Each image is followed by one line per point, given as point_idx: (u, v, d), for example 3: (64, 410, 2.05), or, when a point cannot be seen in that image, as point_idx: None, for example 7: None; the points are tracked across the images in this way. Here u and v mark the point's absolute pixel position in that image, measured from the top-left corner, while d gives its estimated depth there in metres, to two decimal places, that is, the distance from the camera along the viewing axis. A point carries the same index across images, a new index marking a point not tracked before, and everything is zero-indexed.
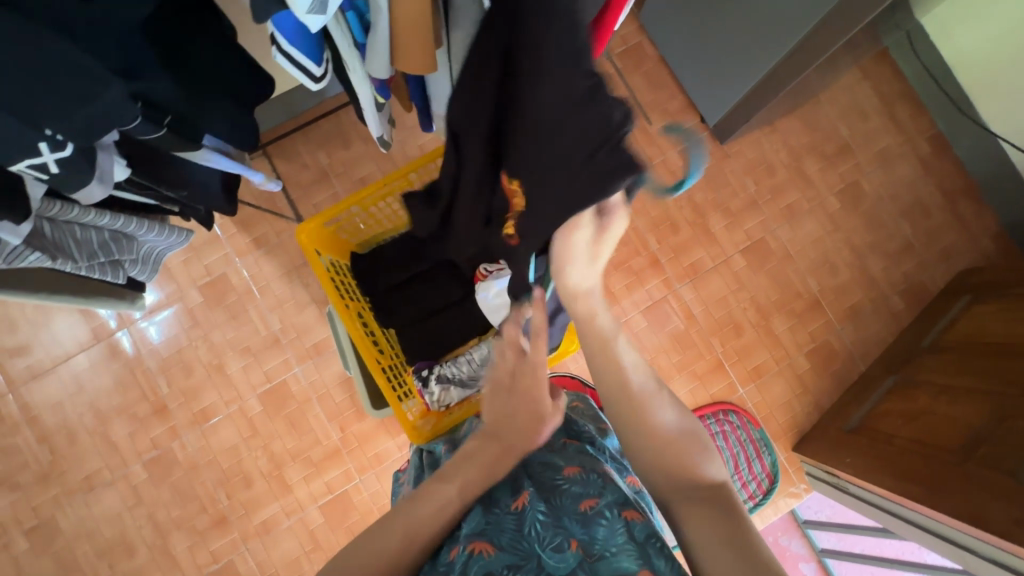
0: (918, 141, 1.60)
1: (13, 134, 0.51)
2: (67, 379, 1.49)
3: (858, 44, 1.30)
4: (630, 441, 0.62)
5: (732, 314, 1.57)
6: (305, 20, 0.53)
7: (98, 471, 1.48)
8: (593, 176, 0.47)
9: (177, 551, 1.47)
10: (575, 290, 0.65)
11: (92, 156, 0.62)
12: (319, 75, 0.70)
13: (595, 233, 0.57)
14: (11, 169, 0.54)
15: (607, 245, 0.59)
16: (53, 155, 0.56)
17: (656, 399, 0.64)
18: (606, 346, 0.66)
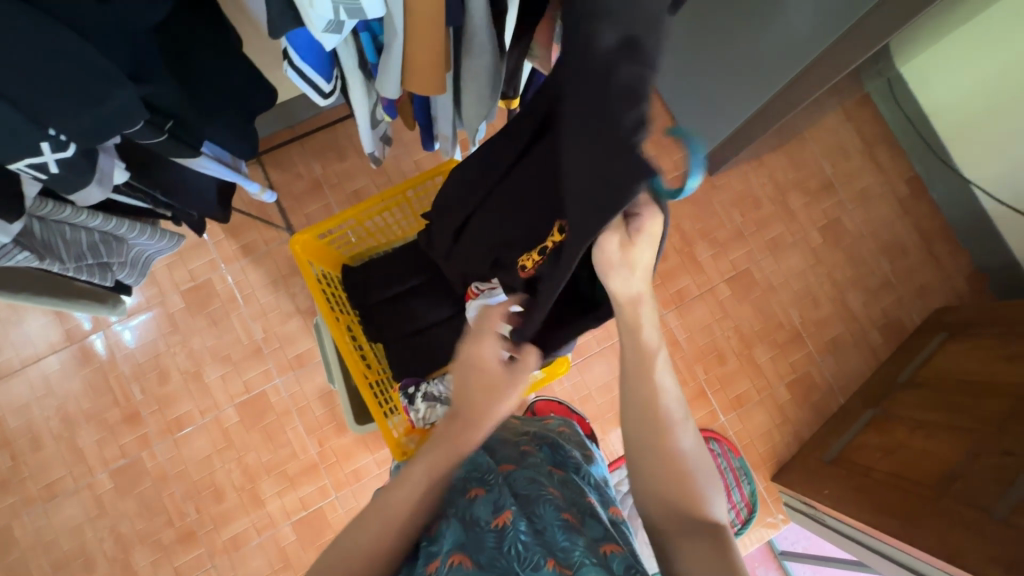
0: (897, 183, 1.67)
1: (15, 133, 0.50)
2: (35, 381, 1.44)
3: (844, 87, 1.36)
4: (646, 461, 0.62)
5: (716, 342, 1.59)
6: (321, 38, 0.54)
7: (60, 479, 1.42)
8: (606, 189, 0.43)
9: (139, 567, 1.40)
10: (621, 298, 0.60)
11: (94, 158, 0.61)
12: (328, 91, 0.71)
13: (625, 238, 0.53)
14: (10, 167, 0.53)
15: (642, 249, 0.55)
16: (54, 155, 0.54)
17: (681, 427, 0.62)
18: (644, 362, 0.62)
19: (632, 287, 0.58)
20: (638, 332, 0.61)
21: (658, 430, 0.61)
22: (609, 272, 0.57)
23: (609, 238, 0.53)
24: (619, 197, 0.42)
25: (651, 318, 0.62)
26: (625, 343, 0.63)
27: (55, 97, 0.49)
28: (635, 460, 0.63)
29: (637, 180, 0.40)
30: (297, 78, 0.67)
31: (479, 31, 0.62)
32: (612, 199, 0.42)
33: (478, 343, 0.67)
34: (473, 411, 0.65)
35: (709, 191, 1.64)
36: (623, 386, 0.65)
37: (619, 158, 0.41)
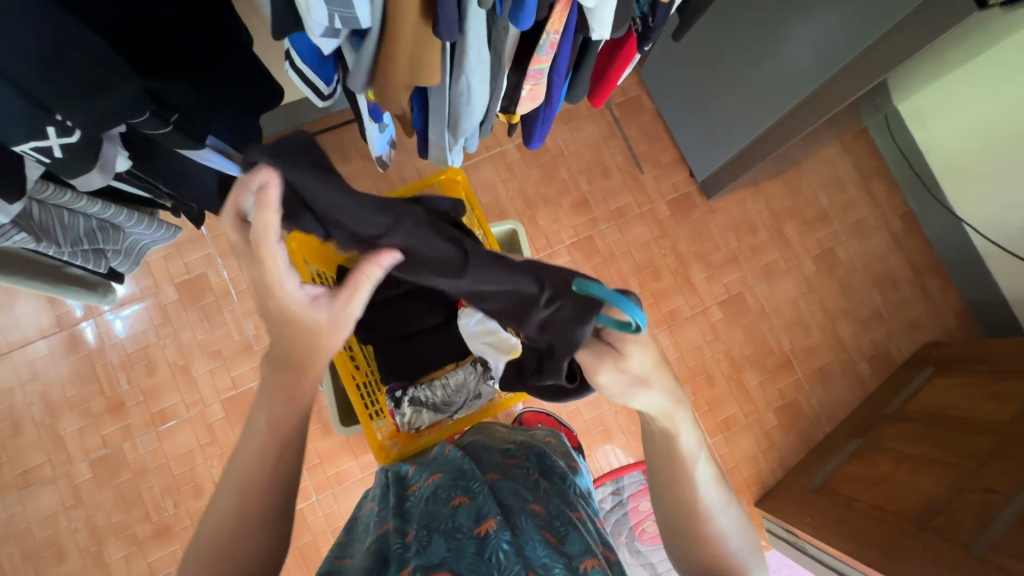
0: (891, 217, 1.69)
1: (23, 116, 0.50)
2: (20, 366, 1.43)
3: (841, 120, 1.38)
4: (687, 549, 0.64)
5: (706, 364, 1.60)
6: (317, 42, 0.55)
7: (38, 466, 1.40)
8: (563, 332, 0.56)
9: (112, 560, 1.38)
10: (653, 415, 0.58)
11: (97, 146, 0.61)
12: (326, 94, 0.72)
13: (616, 367, 0.54)
14: (14, 148, 0.54)
15: (638, 356, 0.54)
16: (59, 139, 0.55)
17: (721, 513, 0.63)
18: (679, 462, 0.61)
19: (661, 405, 0.56)
20: (674, 444, 0.60)
21: (693, 518, 0.62)
22: (621, 395, 0.55)
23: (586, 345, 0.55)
24: (579, 329, 0.54)
25: (688, 422, 0.60)
26: (654, 447, 0.62)
27: (62, 83, 0.50)
28: (680, 545, 0.65)
29: (587, 320, 0.54)
30: (295, 77, 0.69)
31: (474, 50, 0.60)
32: (578, 331, 0.54)
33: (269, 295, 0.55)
34: (296, 357, 0.57)
35: (706, 215, 1.66)
36: (656, 479, 0.64)
37: (547, 302, 0.57)
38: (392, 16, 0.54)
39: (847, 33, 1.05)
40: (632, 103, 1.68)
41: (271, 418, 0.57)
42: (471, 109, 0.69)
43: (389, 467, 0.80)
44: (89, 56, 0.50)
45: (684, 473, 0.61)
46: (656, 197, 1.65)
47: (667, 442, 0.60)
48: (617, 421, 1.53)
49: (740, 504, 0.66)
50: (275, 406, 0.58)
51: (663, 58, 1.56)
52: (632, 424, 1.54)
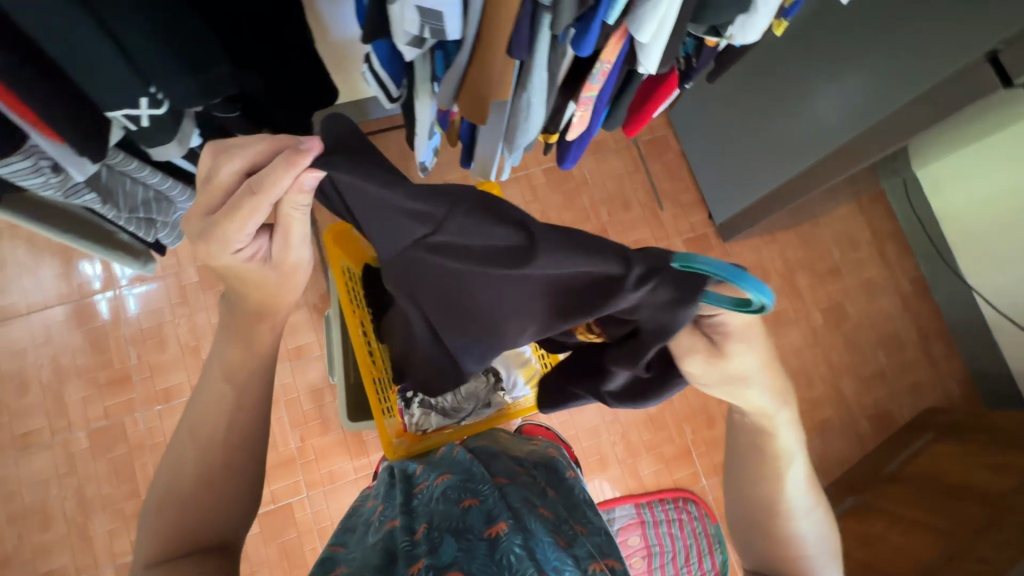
0: (901, 279, 1.72)
1: (122, 85, 0.54)
2: (36, 328, 1.45)
3: (860, 180, 1.42)
4: (765, 545, 0.66)
5: (707, 404, 1.60)
6: (402, 49, 0.59)
7: (37, 430, 1.41)
8: (659, 309, 0.48)
9: (96, 534, 1.38)
10: (755, 410, 0.58)
11: (179, 120, 0.65)
12: (395, 96, 0.75)
13: (706, 356, 0.52)
14: (106, 113, 0.57)
15: (738, 355, 0.52)
16: (149, 110, 0.59)
17: (805, 515, 0.65)
18: (768, 463, 0.63)
19: (759, 402, 0.57)
20: (769, 442, 0.62)
21: (774, 514, 0.65)
22: (710, 384, 0.54)
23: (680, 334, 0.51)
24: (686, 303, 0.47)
25: (788, 422, 0.60)
26: (743, 443, 0.64)
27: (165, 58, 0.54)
28: (757, 542, 0.67)
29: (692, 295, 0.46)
30: (370, 77, 0.72)
31: (539, 76, 0.64)
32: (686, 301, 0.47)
33: (220, 244, 0.55)
34: (254, 300, 0.63)
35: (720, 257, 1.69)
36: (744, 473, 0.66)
37: (639, 277, 0.48)
38: (471, 33, 0.58)
39: (875, 96, 1.10)
40: (658, 142, 1.73)
41: (229, 361, 0.63)
42: (528, 130, 0.72)
43: (395, 470, 0.79)
44: (186, 34, 0.55)
45: (774, 471, 0.63)
46: (673, 235, 1.69)
47: (757, 440, 0.62)
48: (612, 452, 1.54)
49: (828, 511, 0.67)
50: (233, 352, 0.63)
51: (693, 102, 1.61)
52: (628, 456, 1.55)
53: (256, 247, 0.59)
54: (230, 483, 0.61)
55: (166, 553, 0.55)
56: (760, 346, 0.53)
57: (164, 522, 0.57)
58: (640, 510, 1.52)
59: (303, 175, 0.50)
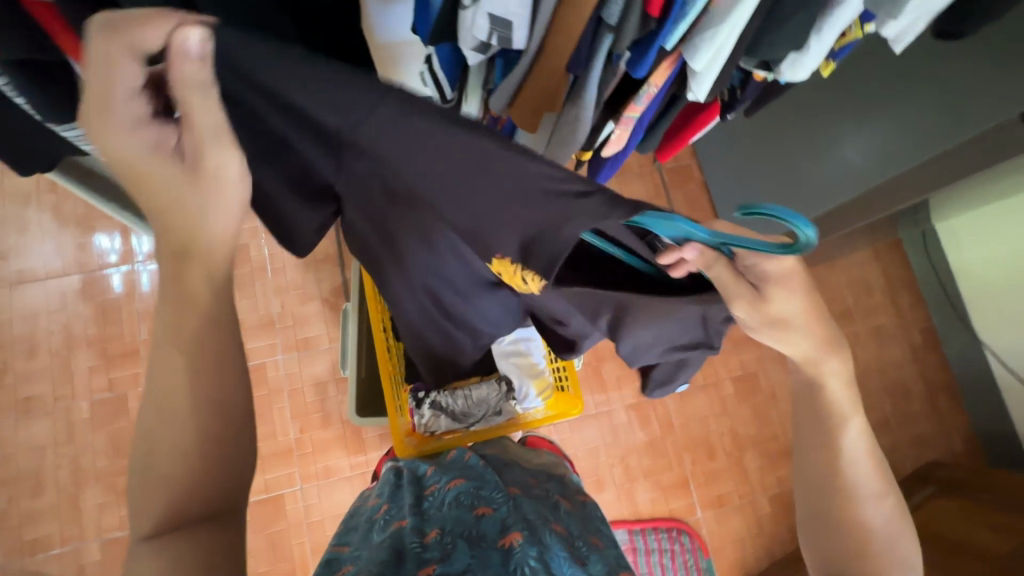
0: (912, 329, 1.72)
1: None
2: (51, 294, 1.46)
3: (879, 226, 1.43)
4: (827, 531, 0.63)
5: (709, 435, 1.59)
6: (466, 54, 0.59)
7: (40, 396, 1.41)
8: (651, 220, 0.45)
9: (86, 506, 1.37)
10: (803, 360, 0.61)
11: None
12: (448, 98, 0.75)
13: (752, 300, 0.56)
14: None
15: (779, 299, 0.56)
16: None
17: (874, 503, 0.61)
18: (830, 431, 0.62)
19: (802, 347, 0.60)
20: (829, 406, 0.62)
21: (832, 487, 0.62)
22: (756, 327, 0.59)
23: (724, 276, 0.54)
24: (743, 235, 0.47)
25: (839, 373, 0.61)
26: (802, 411, 0.65)
27: None
28: (821, 530, 0.63)
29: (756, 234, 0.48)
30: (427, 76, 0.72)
31: (593, 93, 0.65)
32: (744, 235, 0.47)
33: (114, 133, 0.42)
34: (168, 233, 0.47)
35: None
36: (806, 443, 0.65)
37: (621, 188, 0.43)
38: (538, 42, 0.58)
39: (904, 146, 1.11)
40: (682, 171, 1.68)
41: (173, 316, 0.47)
42: (571, 147, 0.73)
43: (402, 472, 0.79)
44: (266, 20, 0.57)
45: (832, 432, 0.62)
46: None
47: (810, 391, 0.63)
48: (611, 474, 1.53)
49: (904, 505, 0.62)
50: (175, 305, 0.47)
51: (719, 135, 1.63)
52: (626, 480, 1.53)
53: (153, 139, 0.43)
54: (218, 440, 0.49)
55: (171, 521, 0.46)
56: (797, 290, 0.58)
57: (145, 498, 0.47)
58: (632, 536, 1.50)
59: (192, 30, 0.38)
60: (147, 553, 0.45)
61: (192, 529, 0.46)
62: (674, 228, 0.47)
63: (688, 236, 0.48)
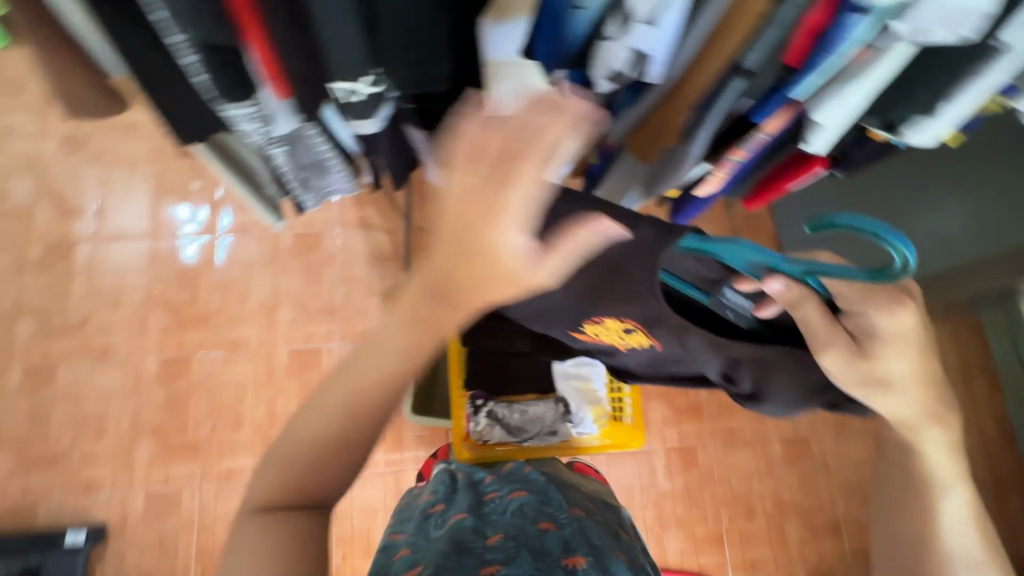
0: (985, 419, 1.60)
1: (352, 65, 0.55)
2: (143, 255, 1.58)
3: (965, 305, 1.36)
4: None
5: (749, 494, 1.52)
6: (597, 81, 0.62)
7: (117, 346, 1.52)
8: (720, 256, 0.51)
9: (139, 456, 1.45)
10: (899, 423, 0.55)
11: (375, 107, 0.67)
12: None
13: (846, 356, 0.52)
14: (330, 85, 0.61)
15: (882, 356, 0.52)
16: (367, 87, 0.61)
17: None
18: (919, 489, 0.58)
19: (901, 410, 0.54)
20: (919, 468, 0.57)
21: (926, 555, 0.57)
22: (850, 387, 0.54)
23: (816, 322, 0.52)
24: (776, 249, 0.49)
25: (941, 440, 0.56)
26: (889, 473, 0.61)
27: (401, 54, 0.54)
28: None
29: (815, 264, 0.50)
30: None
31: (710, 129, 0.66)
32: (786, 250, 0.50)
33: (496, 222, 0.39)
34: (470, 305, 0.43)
35: None
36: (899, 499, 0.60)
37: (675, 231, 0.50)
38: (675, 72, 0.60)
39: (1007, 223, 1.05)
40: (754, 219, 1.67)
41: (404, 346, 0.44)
42: (675, 181, 0.75)
43: (456, 476, 0.79)
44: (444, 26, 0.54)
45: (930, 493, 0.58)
46: None
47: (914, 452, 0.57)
48: (642, 516, 1.48)
49: None
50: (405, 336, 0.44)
51: None
52: (657, 525, 1.48)
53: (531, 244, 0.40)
54: (347, 456, 0.48)
55: (285, 501, 0.46)
56: (914, 351, 0.52)
57: (278, 468, 0.47)
58: None
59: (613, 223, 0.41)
60: (258, 529, 0.44)
61: (295, 516, 0.46)
62: (735, 261, 0.50)
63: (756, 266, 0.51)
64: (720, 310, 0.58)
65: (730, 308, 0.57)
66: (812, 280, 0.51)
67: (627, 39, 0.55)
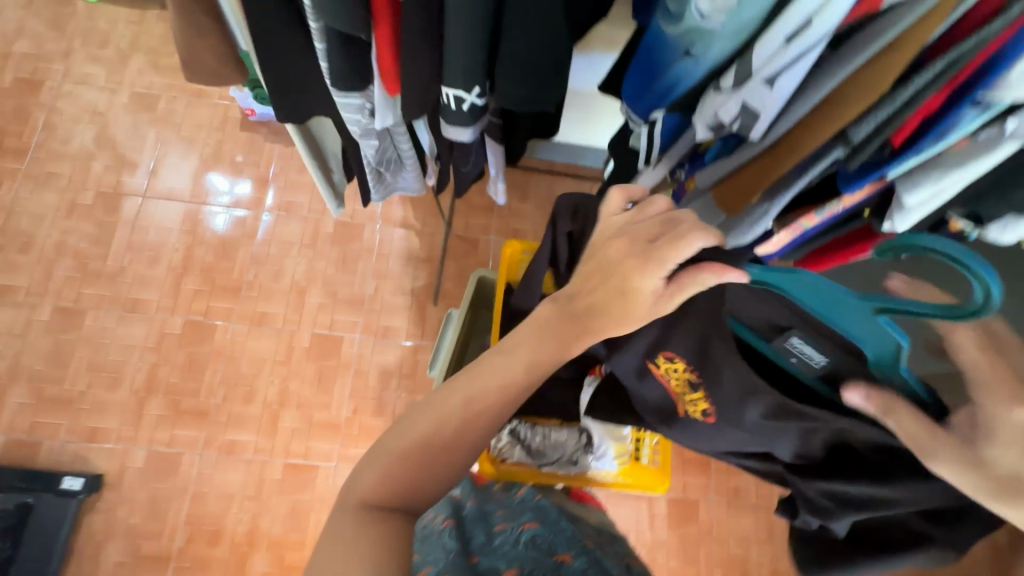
0: None
1: (473, 72, 0.67)
2: (188, 217, 1.62)
3: None
4: None
5: (746, 560, 1.48)
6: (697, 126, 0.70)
7: (147, 301, 1.54)
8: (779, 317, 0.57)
9: (148, 412, 1.46)
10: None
11: (477, 117, 0.76)
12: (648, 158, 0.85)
13: (959, 457, 0.43)
14: (444, 88, 0.71)
15: (1003, 454, 0.42)
16: (474, 97, 0.72)
17: None
18: None
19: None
20: None
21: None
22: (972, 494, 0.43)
23: (918, 426, 0.45)
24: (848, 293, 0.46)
25: None
26: None
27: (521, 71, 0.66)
28: None
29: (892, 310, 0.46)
30: (642, 133, 0.83)
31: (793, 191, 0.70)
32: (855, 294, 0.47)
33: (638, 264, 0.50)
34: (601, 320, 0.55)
35: None
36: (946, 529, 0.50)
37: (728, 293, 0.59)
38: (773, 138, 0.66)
39: None
40: None
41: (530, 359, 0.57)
42: (745, 234, 0.79)
43: (463, 505, 0.78)
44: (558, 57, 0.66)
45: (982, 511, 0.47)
46: None
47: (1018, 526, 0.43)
48: None
49: None
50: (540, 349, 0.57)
51: None
52: None
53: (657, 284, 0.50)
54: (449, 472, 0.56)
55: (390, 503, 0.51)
56: None
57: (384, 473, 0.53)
58: None
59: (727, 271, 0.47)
60: (372, 524, 0.49)
61: (395, 518, 0.50)
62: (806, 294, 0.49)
63: (826, 301, 0.48)
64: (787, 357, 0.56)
65: (798, 355, 0.55)
66: (891, 326, 0.46)
67: (741, 93, 0.62)
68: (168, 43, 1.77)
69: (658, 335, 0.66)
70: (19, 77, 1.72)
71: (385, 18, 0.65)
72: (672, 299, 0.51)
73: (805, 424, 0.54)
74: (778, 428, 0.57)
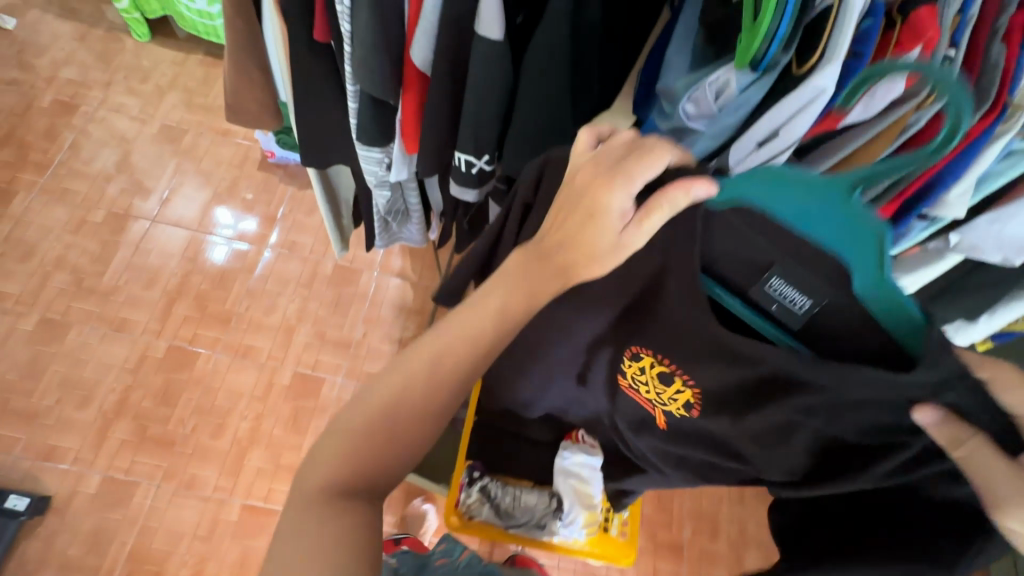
0: None
1: (485, 141, 0.75)
2: (193, 244, 1.66)
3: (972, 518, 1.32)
4: None
5: None
6: None
7: (135, 322, 1.55)
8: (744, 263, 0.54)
9: (112, 435, 1.42)
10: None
11: (484, 181, 0.82)
12: None
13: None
14: (457, 152, 0.78)
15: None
16: (483, 163, 0.78)
17: None
18: None
19: None
20: None
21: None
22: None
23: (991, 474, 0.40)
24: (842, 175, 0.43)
25: None
26: None
27: (527, 144, 0.73)
28: None
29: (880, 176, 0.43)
30: None
31: None
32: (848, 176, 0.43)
33: (603, 184, 0.47)
34: (570, 257, 0.51)
35: None
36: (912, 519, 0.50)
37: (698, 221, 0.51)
38: None
39: None
40: None
41: (504, 304, 0.54)
42: None
43: None
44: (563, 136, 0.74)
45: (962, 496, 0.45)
46: None
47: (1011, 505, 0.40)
48: None
49: None
50: (513, 293, 0.55)
51: None
52: None
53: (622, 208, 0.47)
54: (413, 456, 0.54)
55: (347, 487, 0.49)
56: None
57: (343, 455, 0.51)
58: None
59: (698, 183, 0.45)
60: (333, 514, 0.47)
61: (356, 504, 0.48)
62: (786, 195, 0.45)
63: (802, 206, 0.44)
64: (767, 303, 0.54)
65: (778, 300, 0.53)
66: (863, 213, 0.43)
67: None
68: (206, 85, 1.90)
69: (619, 337, 0.66)
70: (58, 99, 1.83)
71: (414, 88, 0.73)
72: (641, 226, 0.46)
73: (803, 396, 0.50)
74: (764, 417, 0.55)
